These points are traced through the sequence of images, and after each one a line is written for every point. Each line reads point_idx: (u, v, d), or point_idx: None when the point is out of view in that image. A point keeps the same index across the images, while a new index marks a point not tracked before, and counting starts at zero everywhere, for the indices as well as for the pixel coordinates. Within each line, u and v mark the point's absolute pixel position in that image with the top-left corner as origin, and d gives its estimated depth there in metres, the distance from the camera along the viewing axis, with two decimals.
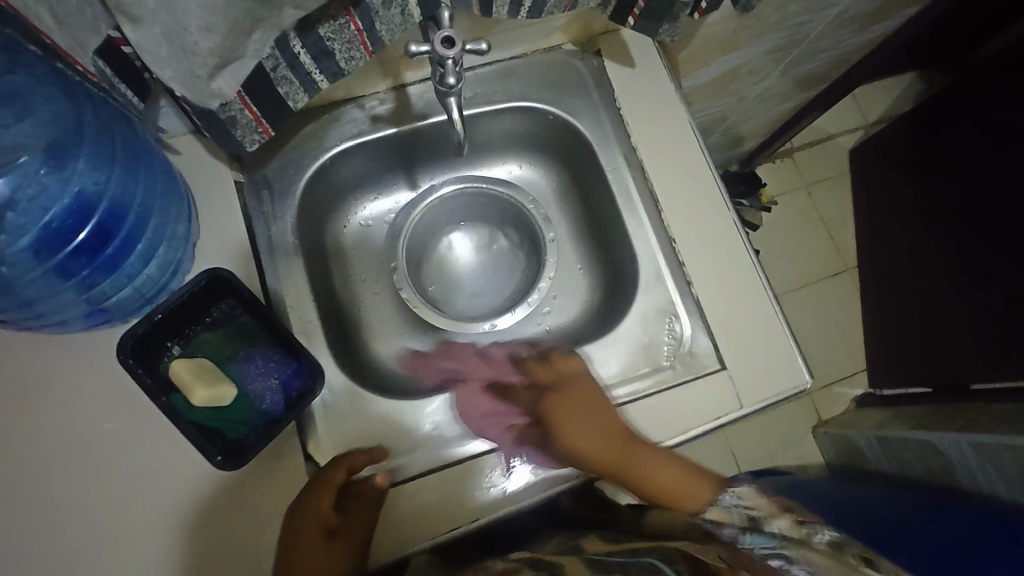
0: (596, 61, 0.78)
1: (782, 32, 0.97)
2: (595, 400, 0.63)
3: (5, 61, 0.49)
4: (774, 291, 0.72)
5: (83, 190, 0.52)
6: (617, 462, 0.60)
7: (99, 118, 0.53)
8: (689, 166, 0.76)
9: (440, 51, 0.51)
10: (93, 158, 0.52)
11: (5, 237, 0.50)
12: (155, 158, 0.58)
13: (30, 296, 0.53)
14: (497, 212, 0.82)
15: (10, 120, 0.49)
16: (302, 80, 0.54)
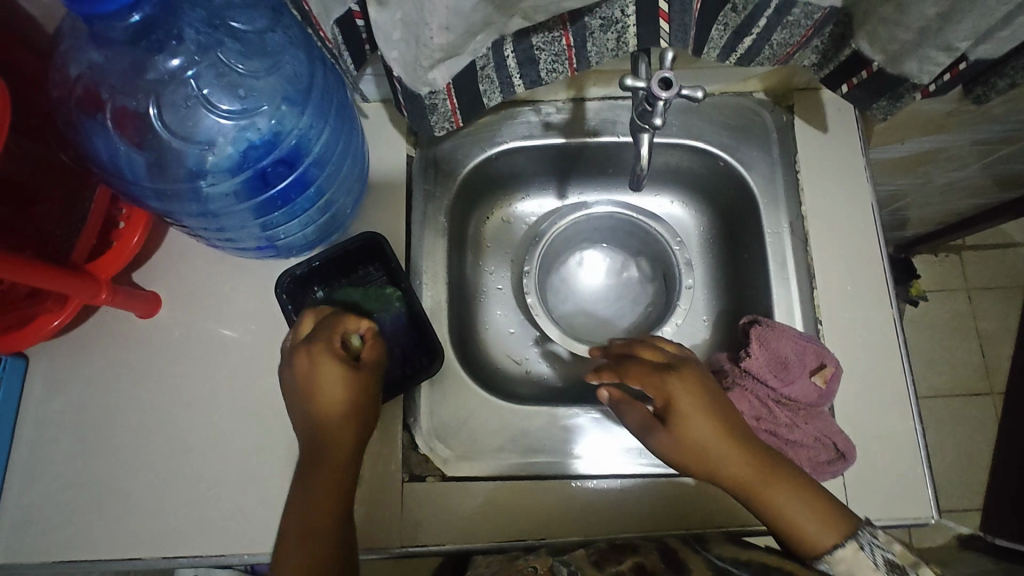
0: (786, 116, 0.74)
1: (1000, 127, 0.87)
2: (716, 403, 0.58)
3: (271, 20, 0.55)
4: (918, 405, 0.67)
5: (295, 142, 0.58)
6: (740, 475, 0.56)
7: (326, 81, 0.58)
8: (859, 249, 0.70)
9: (653, 91, 0.50)
10: (311, 120, 0.58)
11: (223, 168, 0.57)
12: (357, 126, 0.64)
13: (226, 223, 0.60)
14: (638, 241, 0.81)
15: (257, 72, 0.56)
16: (501, 81, 0.56)
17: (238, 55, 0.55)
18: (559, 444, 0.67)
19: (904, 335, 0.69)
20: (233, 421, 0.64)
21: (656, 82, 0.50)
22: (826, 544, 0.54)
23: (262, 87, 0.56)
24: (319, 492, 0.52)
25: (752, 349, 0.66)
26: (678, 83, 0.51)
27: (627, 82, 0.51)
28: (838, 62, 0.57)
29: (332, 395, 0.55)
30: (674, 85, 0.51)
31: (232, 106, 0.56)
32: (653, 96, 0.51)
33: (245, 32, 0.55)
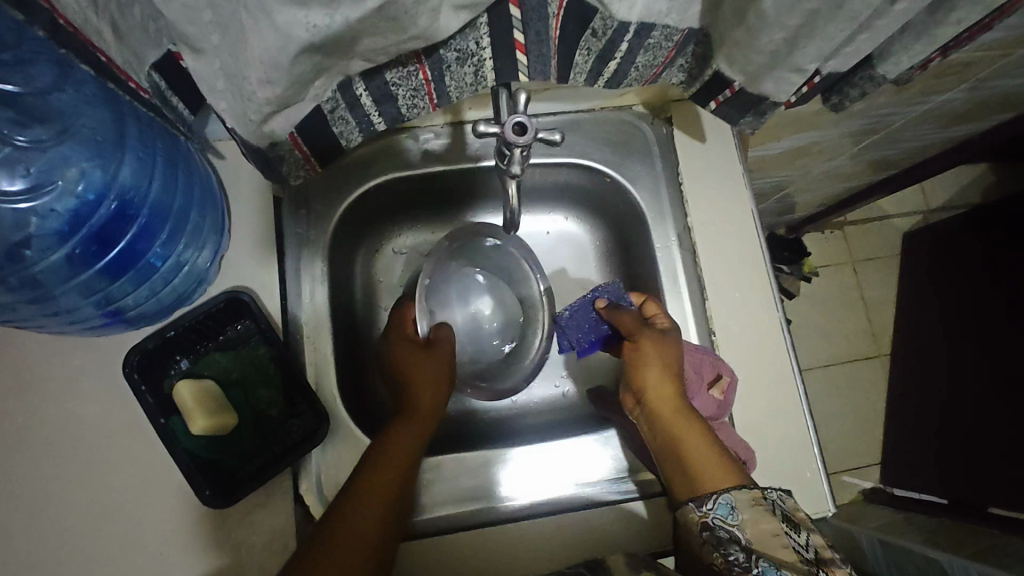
0: (666, 128, 0.75)
1: (862, 121, 0.93)
2: (675, 353, 0.63)
3: (57, 72, 0.48)
4: (809, 404, 0.69)
5: (118, 199, 0.52)
6: (675, 409, 0.61)
7: (141, 132, 0.53)
8: (744, 256, 0.72)
9: (508, 136, 0.49)
10: (128, 177, 0.52)
11: (44, 242, 0.51)
12: (195, 167, 0.58)
13: (58, 309, 0.54)
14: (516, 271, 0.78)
15: (45, 139, 0.49)
16: (359, 121, 0.52)
17: (14, 125, 0.49)
18: (463, 491, 0.64)
19: (790, 337, 0.70)
20: (89, 527, 0.55)
21: (509, 127, 0.49)
22: (714, 491, 0.55)
23: (56, 152, 0.50)
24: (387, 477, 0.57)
25: None
26: (532, 126, 0.49)
27: (480, 129, 0.49)
28: (703, 80, 0.57)
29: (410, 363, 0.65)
30: (528, 129, 0.49)
31: (25, 183, 0.49)
32: (507, 142, 0.49)
33: (17, 94, 0.48)
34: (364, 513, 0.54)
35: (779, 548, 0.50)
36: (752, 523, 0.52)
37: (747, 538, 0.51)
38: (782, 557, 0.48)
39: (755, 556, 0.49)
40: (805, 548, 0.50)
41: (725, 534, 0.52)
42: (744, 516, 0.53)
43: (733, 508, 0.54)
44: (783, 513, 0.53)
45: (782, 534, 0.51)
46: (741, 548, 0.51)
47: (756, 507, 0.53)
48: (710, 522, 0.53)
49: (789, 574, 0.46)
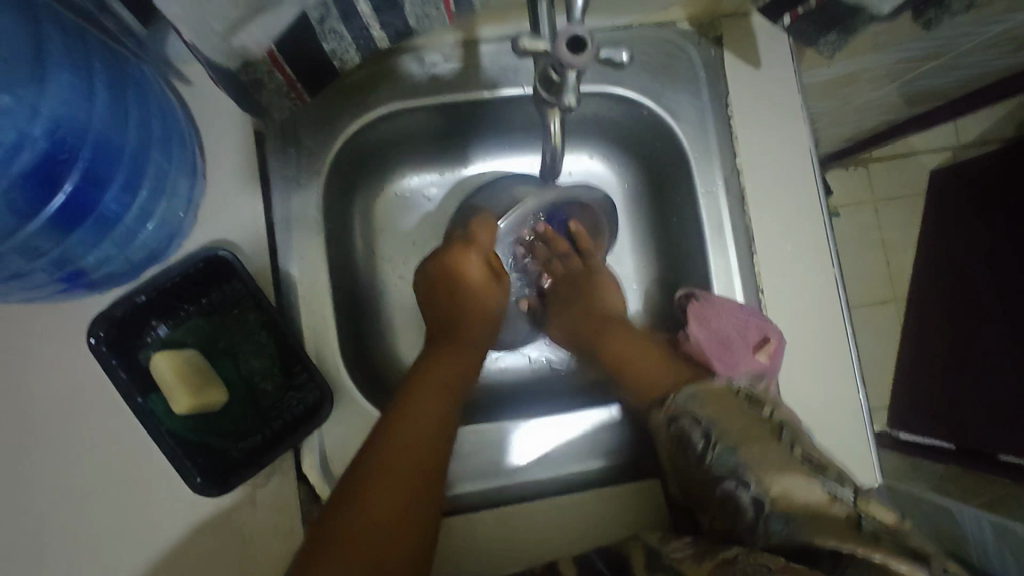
0: (715, 50, 0.63)
1: (925, 44, 0.81)
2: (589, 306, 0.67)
3: None
4: (862, 367, 0.63)
5: (45, 129, 0.41)
6: (604, 327, 0.64)
7: (67, 47, 0.41)
8: (798, 202, 0.63)
9: (560, 55, 0.38)
10: (56, 105, 0.41)
11: None
12: (148, 90, 0.47)
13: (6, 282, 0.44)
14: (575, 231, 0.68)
15: None
16: (356, 35, 0.41)
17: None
18: (484, 466, 0.58)
19: (846, 295, 0.63)
20: (66, 512, 0.49)
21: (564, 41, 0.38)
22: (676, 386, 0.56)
23: None
24: (429, 411, 0.51)
25: (693, 331, 0.60)
26: (593, 44, 0.38)
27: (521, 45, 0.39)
28: None
29: (466, 288, 0.60)
30: (587, 46, 0.38)
31: None
32: (561, 63, 0.39)
33: None
34: (401, 455, 0.48)
35: (740, 429, 0.49)
36: (714, 407, 0.51)
37: (707, 422, 0.50)
38: (745, 434, 0.48)
39: (715, 440, 0.49)
40: (769, 419, 0.49)
41: (685, 421, 0.52)
42: (700, 401, 0.52)
43: (693, 397, 0.53)
44: (744, 399, 0.51)
45: (746, 411, 0.50)
46: (703, 433, 0.50)
47: (710, 395, 0.52)
48: (675, 415, 0.53)
49: (745, 458, 0.47)
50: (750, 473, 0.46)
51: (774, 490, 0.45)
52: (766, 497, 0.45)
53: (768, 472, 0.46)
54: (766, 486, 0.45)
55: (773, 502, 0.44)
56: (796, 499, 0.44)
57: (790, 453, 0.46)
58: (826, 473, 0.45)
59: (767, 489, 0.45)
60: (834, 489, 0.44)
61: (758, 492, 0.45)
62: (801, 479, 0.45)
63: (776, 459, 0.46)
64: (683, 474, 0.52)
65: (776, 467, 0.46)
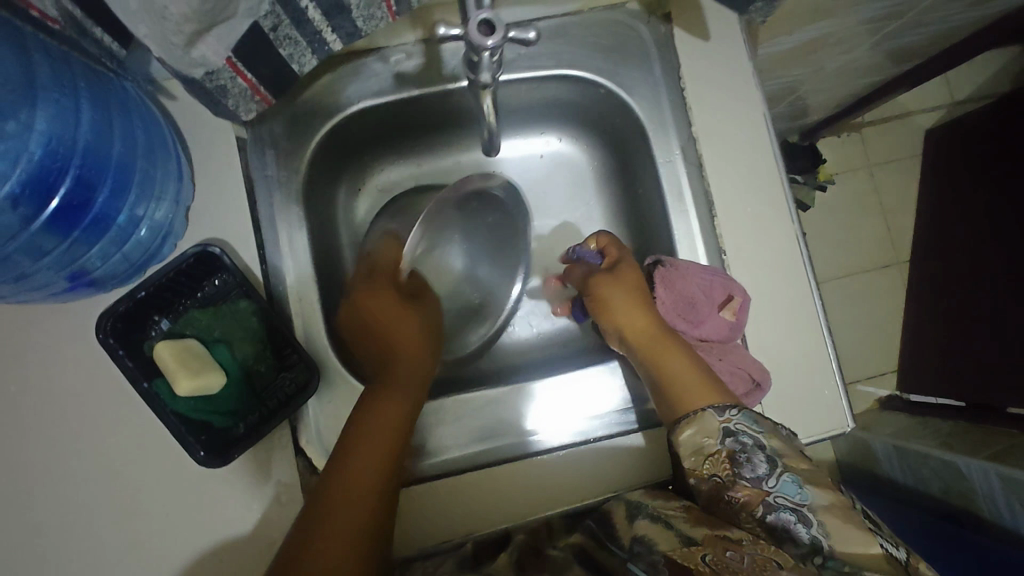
0: (665, 26, 0.67)
1: (884, 2, 0.83)
2: (644, 294, 0.64)
3: None
4: (828, 319, 0.65)
5: (41, 147, 0.45)
6: (659, 342, 0.61)
7: (53, 66, 0.46)
8: (755, 165, 0.66)
9: (474, 38, 0.41)
10: (50, 122, 0.45)
11: None
12: (129, 102, 0.52)
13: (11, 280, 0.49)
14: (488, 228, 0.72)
15: None
16: (310, 40, 0.45)
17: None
18: (484, 429, 0.63)
19: (807, 250, 0.66)
20: (92, 490, 0.54)
21: (474, 25, 0.41)
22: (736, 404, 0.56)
23: None
24: (376, 430, 0.53)
25: (658, 294, 0.63)
26: (502, 23, 0.42)
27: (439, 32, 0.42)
28: None
29: (393, 310, 0.60)
30: (497, 27, 0.42)
31: None
32: (474, 45, 0.42)
33: None
34: (350, 470, 0.50)
35: (806, 471, 0.52)
36: (778, 438, 0.53)
37: (773, 451, 0.52)
38: (811, 477, 0.51)
39: (780, 469, 0.52)
40: (828, 472, 0.53)
41: (748, 443, 0.53)
42: (767, 431, 0.54)
43: (757, 422, 0.54)
44: (793, 439, 0.55)
45: (806, 456, 0.53)
46: (766, 459, 0.52)
47: (773, 428, 0.54)
48: (733, 429, 0.54)
49: (813, 499, 0.50)
50: (813, 513, 0.50)
51: (835, 540, 0.48)
52: (826, 543, 0.48)
53: (828, 516, 0.49)
54: (828, 532, 0.48)
55: (831, 548, 0.48)
56: (853, 549, 0.47)
57: (853, 507, 0.50)
58: (883, 532, 0.49)
59: (827, 535, 0.48)
60: (891, 547, 0.48)
61: (816, 533, 0.49)
62: (861, 532, 0.48)
63: (843, 510, 0.49)
64: (721, 488, 0.53)
65: (842, 518, 0.49)
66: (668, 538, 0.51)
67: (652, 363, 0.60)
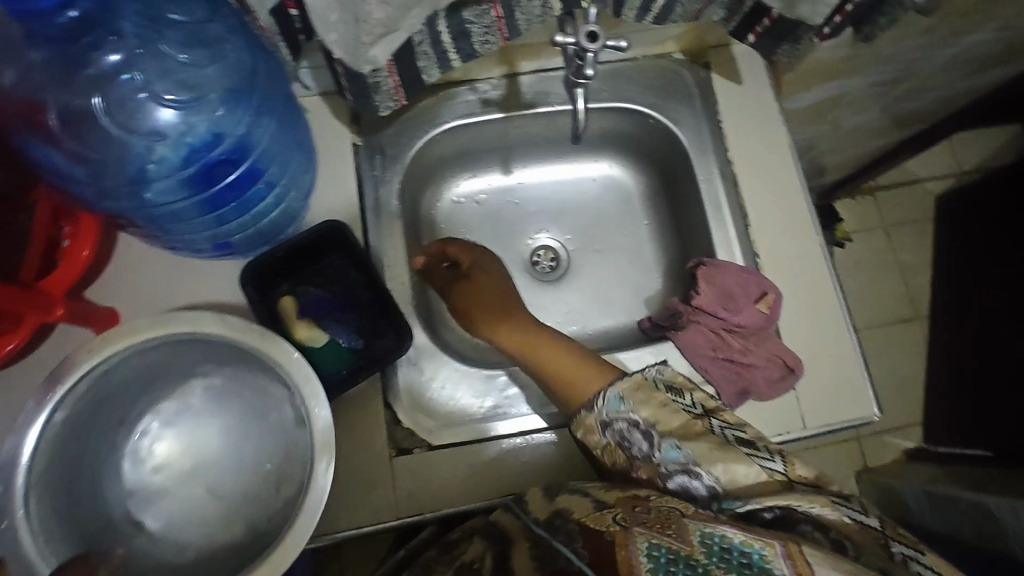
0: (704, 72, 0.80)
1: (889, 67, 0.97)
2: (487, 292, 0.75)
3: (207, 12, 0.55)
4: (851, 318, 0.74)
5: (243, 133, 0.59)
6: (534, 345, 0.69)
7: (269, 75, 0.60)
8: (782, 185, 0.77)
9: (583, 43, 0.55)
10: (251, 120, 0.59)
11: (177, 151, 0.58)
12: (299, 116, 0.65)
13: (174, 227, 0.61)
14: (168, 366, 0.59)
15: (200, 63, 0.57)
16: (438, 57, 0.59)
17: (180, 46, 0.56)
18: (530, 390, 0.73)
19: (829, 257, 0.76)
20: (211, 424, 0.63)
21: (583, 35, 0.55)
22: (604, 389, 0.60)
23: (208, 75, 0.57)
24: None
25: (700, 288, 0.72)
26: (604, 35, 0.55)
27: (558, 40, 0.55)
28: (743, 12, 0.63)
29: None
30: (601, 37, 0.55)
31: (179, 96, 0.57)
32: (582, 50, 0.56)
33: (184, 22, 0.56)
34: None
35: (681, 427, 0.56)
36: (643, 403, 0.57)
37: (646, 423, 0.56)
38: (682, 432, 0.56)
39: (659, 439, 0.56)
40: (695, 410, 0.58)
41: (625, 425, 0.57)
42: (631, 400, 0.58)
43: (670, 384, 0.59)
44: (665, 387, 0.59)
45: (669, 402, 0.57)
46: (644, 434, 0.57)
47: (640, 391, 0.58)
48: (607, 419, 0.58)
49: (692, 453, 0.54)
50: (697, 466, 0.54)
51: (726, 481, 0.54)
52: (717, 485, 0.54)
53: (714, 464, 0.54)
54: (718, 477, 0.54)
55: (723, 487, 0.54)
56: (742, 482, 0.54)
57: (725, 442, 0.55)
58: (756, 449, 0.55)
59: (717, 479, 0.54)
60: (769, 464, 0.54)
61: (705, 477, 0.54)
62: (746, 464, 0.54)
63: (718, 449, 0.54)
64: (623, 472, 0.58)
65: (723, 459, 0.54)
66: (582, 506, 0.53)
67: (528, 354, 0.69)
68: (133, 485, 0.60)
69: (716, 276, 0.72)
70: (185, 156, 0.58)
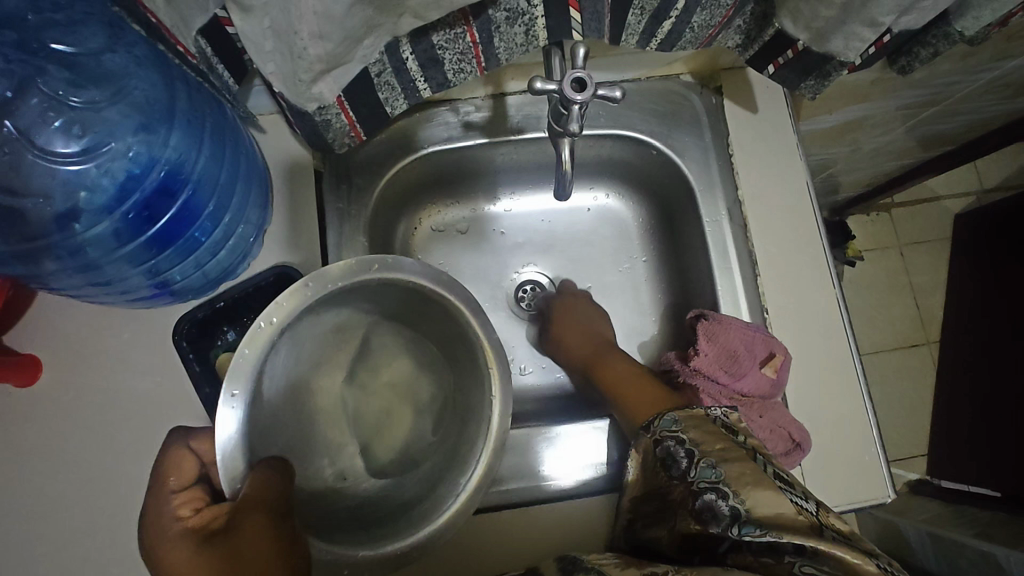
0: (715, 98, 0.72)
1: (920, 91, 0.88)
2: (585, 322, 0.74)
3: (107, 41, 0.49)
4: (868, 386, 0.66)
5: (174, 158, 0.51)
6: (601, 363, 0.69)
7: (191, 101, 0.52)
8: (797, 229, 0.69)
9: (567, 92, 0.46)
10: (178, 147, 0.51)
11: (97, 200, 0.51)
12: (240, 138, 0.57)
13: (104, 280, 0.53)
14: (370, 293, 0.53)
15: (100, 101, 0.50)
16: (404, 87, 0.50)
17: (67, 86, 0.49)
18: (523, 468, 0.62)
19: (846, 313, 0.68)
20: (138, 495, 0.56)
21: (568, 82, 0.46)
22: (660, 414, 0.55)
23: (110, 115, 0.50)
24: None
25: (700, 346, 0.64)
26: (592, 81, 0.47)
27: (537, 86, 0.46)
28: (763, 41, 0.55)
29: None
30: (587, 85, 0.47)
31: (79, 146, 0.50)
32: (565, 98, 0.47)
33: (75, 57, 0.49)
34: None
35: (722, 450, 0.49)
36: (695, 428, 0.51)
37: (691, 443, 0.50)
38: (725, 454, 0.48)
39: (699, 458, 0.49)
40: (745, 445, 0.49)
41: (671, 444, 0.52)
42: (685, 425, 0.52)
43: (733, 426, 0.52)
44: (722, 423, 0.52)
45: (723, 433, 0.50)
46: (686, 450, 0.51)
47: (694, 420, 0.52)
48: (660, 438, 0.53)
49: (726, 473, 0.47)
50: (729, 487, 0.46)
51: (754, 508, 0.44)
52: (743, 509, 0.45)
53: (746, 493, 0.46)
54: (746, 501, 0.45)
55: (748, 514, 0.44)
56: (769, 511, 0.44)
57: (765, 473, 0.46)
58: (794, 487, 0.46)
59: (744, 503, 0.45)
60: (799, 501, 0.44)
61: (736, 505, 0.45)
62: (774, 495, 0.45)
63: (753, 476, 0.46)
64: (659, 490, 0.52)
65: (753, 484, 0.46)
66: None
67: (599, 375, 0.68)
68: (261, 384, 0.47)
69: (718, 333, 0.64)
70: (120, 185, 0.51)
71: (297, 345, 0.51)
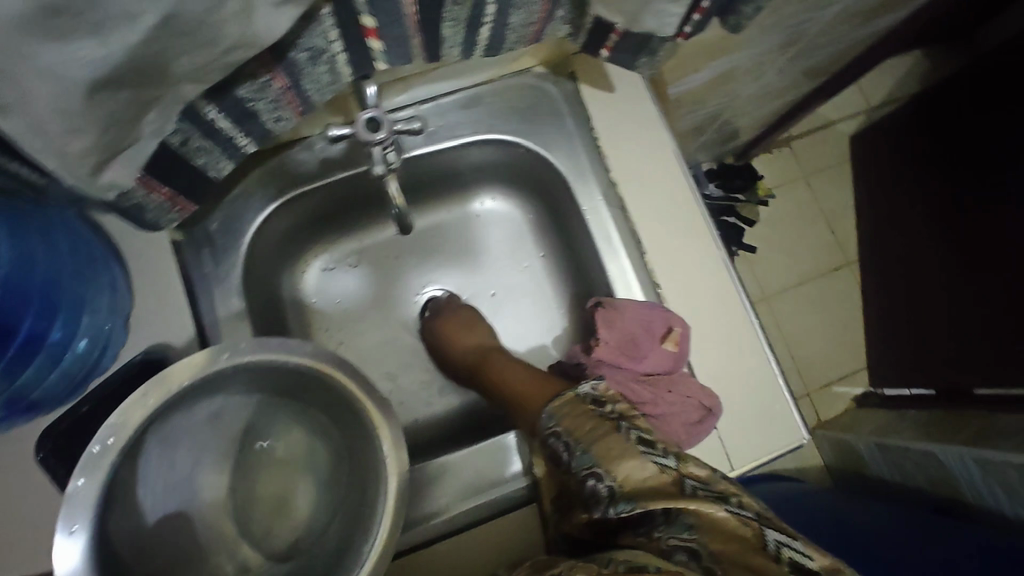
0: (572, 84, 0.71)
1: (775, 35, 0.89)
2: (470, 322, 0.73)
3: None
4: (768, 339, 0.68)
5: None
6: (488, 360, 0.67)
7: None
8: (674, 200, 0.69)
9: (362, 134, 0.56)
10: None
11: None
12: (58, 222, 0.54)
13: None
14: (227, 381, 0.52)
15: None
16: (223, 148, 0.48)
17: None
18: (449, 494, 0.62)
19: (734, 272, 0.69)
20: None
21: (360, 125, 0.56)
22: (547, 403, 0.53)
23: None
24: None
25: (601, 334, 0.64)
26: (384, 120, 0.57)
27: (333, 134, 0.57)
28: (587, 28, 0.54)
29: None
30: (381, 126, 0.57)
31: None
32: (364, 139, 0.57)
33: None
34: None
35: (590, 431, 0.47)
36: (567, 416, 0.49)
37: (565, 434, 0.48)
38: (591, 435, 0.47)
39: (573, 445, 0.47)
40: (610, 415, 0.47)
41: (553, 440, 0.50)
42: (559, 416, 0.50)
43: (599, 397, 0.49)
44: (590, 398, 0.49)
45: (589, 410, 0.48)
46: (563, 440, 0.49)
47: (563, 405, 0.50)
48: (549, 436, 0.50)
49: (597, 457, 0.46)
50: (602, 467, 0.45)
51: (624, 482, 0.44)
52: (615, 485, 0.44)
53: (614, 468, 0.45)
54: (618, 477, 0.44)
55: (620, 490, 0.44)
56: (638, 481, 0.43)
57: (629, 442, 0.45)
58: (654, 446, 0.45)
59: (615, 480, 0.44)
60: (660, 459, 0.44)
61: (611, 484, 0.44)
62: (639, 464, 0.44)
63: (618, 449, 0.45)
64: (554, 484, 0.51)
65: (620, 456, 0.45)
66: None
67: (485, 374, 0.66)
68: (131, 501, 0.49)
69: (613, 318, 0.64)
70: None
71: (164, 446, 0.52)
